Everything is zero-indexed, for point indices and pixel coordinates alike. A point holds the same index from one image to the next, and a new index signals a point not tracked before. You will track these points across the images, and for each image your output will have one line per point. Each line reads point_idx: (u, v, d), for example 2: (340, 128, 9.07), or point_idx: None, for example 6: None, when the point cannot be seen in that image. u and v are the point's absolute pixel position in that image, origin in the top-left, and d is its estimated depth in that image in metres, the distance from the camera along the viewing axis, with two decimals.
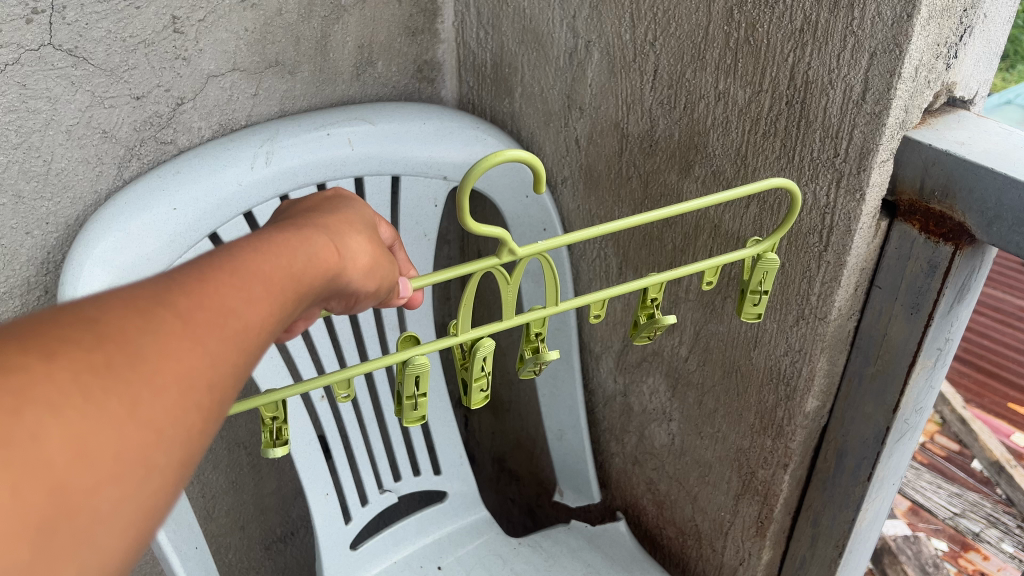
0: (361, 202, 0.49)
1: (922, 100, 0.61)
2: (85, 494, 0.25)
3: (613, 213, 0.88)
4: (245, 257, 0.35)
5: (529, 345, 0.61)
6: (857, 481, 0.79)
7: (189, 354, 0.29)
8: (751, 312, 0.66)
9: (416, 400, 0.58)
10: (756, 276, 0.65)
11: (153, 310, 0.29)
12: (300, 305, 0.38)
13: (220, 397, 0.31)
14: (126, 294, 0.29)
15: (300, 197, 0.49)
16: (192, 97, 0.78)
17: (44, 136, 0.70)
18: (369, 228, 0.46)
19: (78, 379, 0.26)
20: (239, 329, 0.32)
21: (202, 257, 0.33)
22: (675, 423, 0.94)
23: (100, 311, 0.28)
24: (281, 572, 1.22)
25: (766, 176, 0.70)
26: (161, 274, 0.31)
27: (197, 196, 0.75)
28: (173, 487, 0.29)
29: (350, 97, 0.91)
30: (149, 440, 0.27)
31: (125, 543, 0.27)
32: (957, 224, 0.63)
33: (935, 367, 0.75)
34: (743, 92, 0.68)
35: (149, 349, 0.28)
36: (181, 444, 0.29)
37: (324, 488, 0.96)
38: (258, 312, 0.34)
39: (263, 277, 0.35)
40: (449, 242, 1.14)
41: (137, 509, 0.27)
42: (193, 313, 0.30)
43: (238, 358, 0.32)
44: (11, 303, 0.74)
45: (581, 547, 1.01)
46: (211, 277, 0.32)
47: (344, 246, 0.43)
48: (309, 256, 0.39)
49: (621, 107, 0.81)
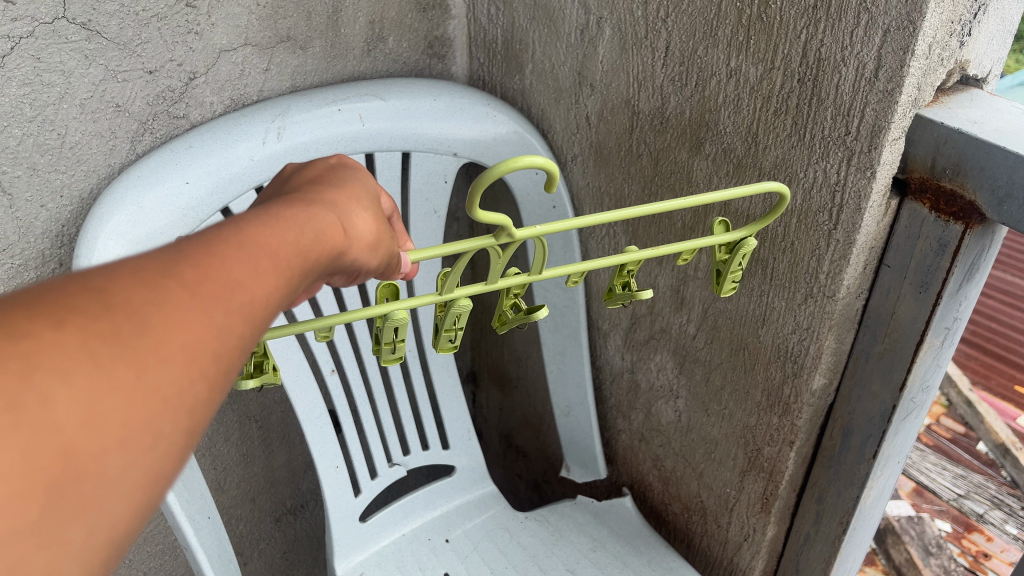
0: (366, 174, 0.49)
1: (935, 78, 0.61)
2: (91, 458, 0.26)
3: (622, 191, 0.89)
4: (252, 229, 0.35)
5: (507, 303, 0.61)
6: (862, 459, 0.80)
7: (196, 324, 0.30)
8: (728, 289, 0.66)
9: (394, 344, 0.59)
10: (735, 258, 0.64)
11: (161, 279, 0.29)
12: (306, 278, 0.38)
13: (226, 367, 0.31)
14: (136, 263, 0.29)
15: (304, 167, 0.50)
16: (204, 72, 0.78)
17: (58, 109, 0.70)
18: (374, 203, 0.47)
19: (86, 346, 0.26)
20: (246, 301, 0.32)
21: (211, 229, 0.34)
22: (682, 400, 0.94)
23: (109, 279, 0.28)
24: (291, 543, 1.24)
25: (776, 154, 0.70)
26: (171, 244, 0.32)
27: (209, 170, 0.75)
28: (180, 453, 0.29)
29: (361, 72, 0.91)
30: (157, 408, 0.28)
31: (132, 506, 0.28)
32: (967, 203, 0.63)
33: (943, 346, 0.75)
34: (755, 69, 0.68)
35: (156, 317, 0.28)
36: (187, 412, 0.29)
37: (334, 460, 0.97)
38: (266, 283, 0.34)
39: (269, 249, 0.35)
40: (458, 219, 1.14)
41: (143, 475, 0.28)
42: (201, 283, 0.30)
43: (245, 329, 0.32)
44: (26, 275, 0.75)
45: (587, 522, 1.02)
46: (219, 249, 0.32)
47: (349, 222, 0.43)
48: (314, 230, 0.39)
49: (632, 84, 0.81)
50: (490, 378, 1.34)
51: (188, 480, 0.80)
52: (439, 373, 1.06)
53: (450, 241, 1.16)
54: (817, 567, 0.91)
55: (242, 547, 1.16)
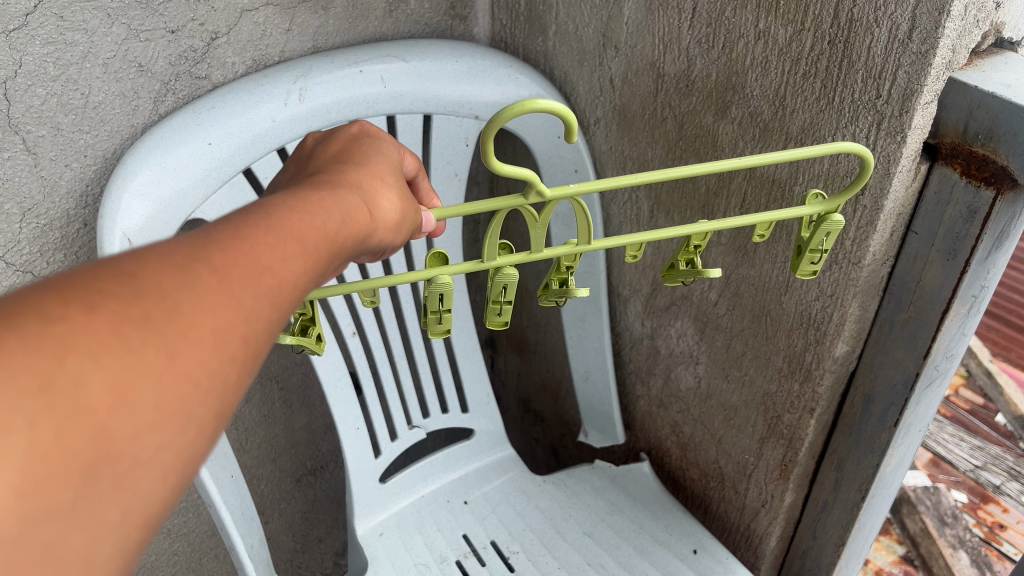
0: (389, 153, 0.50)
1: (970, 40, 0.60)
2: (126, 442, 0.26)
3: (646, 155, 0.88)
4: (278, 214, 0.35)
5: (558, 276, 0.61)
6: (883, 427, 0.80)
7: (225, 308, 0.30)
8: (806, 269, 0.64)
9: (440, 314, 0.59)
10: (818, 236, 0.62)
11: (190, 265, 0.30)
12: (333, 261, 0.39)
13: (253, 350, 0.32)
14: (163, 249, 0.30)
15: (326, 143, 0.50)
16: (226, 32, 0.78)
17: (82, 68, 0.70)
18: (398, 179, 0.48)
19: (117, 331, 0.26)
20: (274, 286, 0.33)
21: (237, 214, 0.34)
22: (702, 366, 0.94)
23: (137, 266, 0.28)
24: (311, 504, 1.26)
25: (804, 118, 0.69)
26: (197, 230, 0.32)
27: (231, 131, 0.75)
28: (210, 437, 0.30)
29: (382, 33, 0.91)
30: (188, 392, 0.28)
31: (163, 489, 0.28)
32: (999, 168, 0.61)
33: (968, 314, 0.75)
34: (784, 31, 0.67)
35: (185, 302, 0.29)
36: (217, 396, 0.30)
37: (355, 422, 0.98)
38: (292, 267, 0.34)
39: (297, 233, 0.35)
40: (479, 183, 1.14)
41: (176, 457, 0.28)
42: (229, 267, 0.31)
43: (271, 313, 0.33)
44: (51, 235, 0.75)
45: (604, 486, 1.03)
46: (247, 234, 0.33)
47: (375, 205, 0.43)
48: (341, 214, 0.40)
49: (658, 46, 0.80)
50: (510, 342, 1.35)
51: None
52: (458, 337, 1.06)
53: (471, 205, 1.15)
54: (834, 533, 0.91)
55: (263, 506, 1.17)
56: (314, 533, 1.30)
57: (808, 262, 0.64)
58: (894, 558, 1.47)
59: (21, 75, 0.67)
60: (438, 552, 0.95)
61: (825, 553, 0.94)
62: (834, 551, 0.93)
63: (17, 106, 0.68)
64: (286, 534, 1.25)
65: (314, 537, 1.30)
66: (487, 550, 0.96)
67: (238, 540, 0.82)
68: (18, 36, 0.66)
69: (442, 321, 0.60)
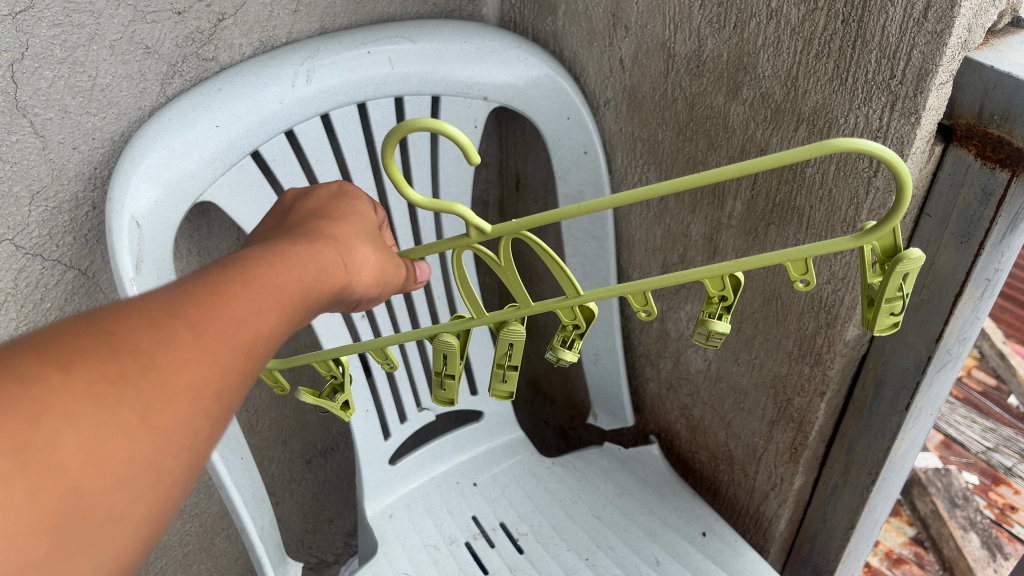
0: (363, 204, 0.54)
1: (986, 19, 0.59)
2: (98, 496, 0.29)
3: (656, 138, 0.87)
4: (252, 271, 0.40)
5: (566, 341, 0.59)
6: (894, 411, 0.80)
7: (199, 363, 0.34)
8: (884, 322, 0.48)
9: (443, 380, 0.62)
10: (895, 279, 0.45)
11: (169, 322, 0.34)
12: (307, 312, 0.43)
13: (226, 403, 0.36)
14: (141, 308, 0.34)
15: (306, 196, 0.54)
16: (232, 14, 0.77)
17: (89, 51, 0.70)
18: (373, 235, 0.52)
19: (93, 388, 0.30)
20: (248, 338, 0.37)
21: (216, 270, 0.38)
22: (712, 350, 0.94)
23: (116, 324, 0.32)
24: (322, 484, 1.27)
25: (816, 100, 0.68)
26: (177, 287, 0.36)
27: (239, 115, 0.75)
28: (180, 487, 0.33)
29: (390, 14, 0.90)
30: (159, 445, 0.32)
31: (135, 539, 0.31)
32: (1015, 150, 0.60)
33: (982, 298, 0.74)
34: (797, 10, 0.66)
35: (160, 357, 0.32)
36: (188, 448, 0.33)
37: (364, 405, 0.98)
38: (266, 321, 0.39)
39: (273, 287, 0.40)
40: (488, 165, 1.13)
41: (147, 506, 0.31)
42: (204, 323, 0.35)
43: (245, 365, 0.37)
44: (60, 218, 0.75)
45: (613, 469, 1.03)
46: (223, 290, 0.37)
47: (352, 258, 0.48)
48: (317, 268, 0.44)
49: (668, 26, 0.79)
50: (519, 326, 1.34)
51: None
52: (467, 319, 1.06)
53: (480, 187, 1.15)
54: (844, 516, 0.92)
55: (275, 487, 1.18)
56: (325, 513, 1.31)
57: (886, 314, 0.47)
58: (904, 539, 1.48)
59: (28, 57, 0.67)
60: (448, 533, 0.96)
61: (835, 536, 0.95)
62: (843, 534, 0.93)
63: (25, 89, 0.68)
64: (297, 514, 1.26)
65: (325, 518, 1.31)
66: (496, 531, 0.96)
67: (248, 520, 0.82)
68: (24, 18, 0.65)
69: (445, 387, 0.62)
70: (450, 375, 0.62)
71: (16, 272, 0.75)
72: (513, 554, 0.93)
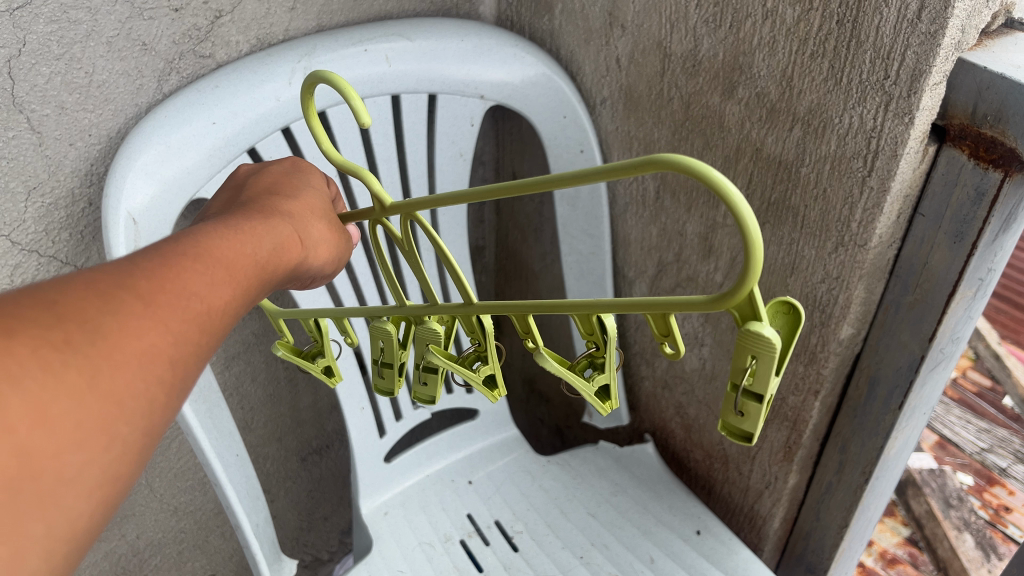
0: (318, 178, 0.55)
1: (981, 20, 0.59)
2: (49, 460, 0.29)
3: (651, 135, 0.87)
4: (204, 245, 0.40)
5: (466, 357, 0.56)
6: (887, 410, 0.80)
7: (150, 330, 0.34)
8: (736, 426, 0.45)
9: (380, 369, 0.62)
10: (742, 358, 0.41)
11: (118, 292, 0.34)
12: (262, 286, 0.44)
13: (182, 371, 0.36)
14: (89, 278, 0.34)
15: (260, 171, 0.54)
16: (229, 11, 0.77)
17: (85, 47, 0.70)
18: (327, 212, 0.52)
19: (40, 352, 0.30)
20: (203, 309, 0.38)
21: (169, 243, 0.39)
22: (707, 348, 0.94)
23: (63, 293, 0.32)
24: (317, 482, 1.27)
25: (811, 100, 0.68)
26: (127, 258, 0.36)
27: (235, 111, 0.75)
28: (134, 454, 0.34)
29: (387, 13, 0.91)
30: (111, 411, 0.32)
31: (88, 505, 0.32)
32: (1008, 150, 0.60)
33: (975, 298, 0.74)
34: (792, 10, 0.66)
35: (109, 324, 0.33)
36: (141, 415, 0.34)
37: (360, 402, 0.98)
38: (220, 294, 0.39)
39: (227, 262, 0.40)
40: (484, 163, 1.13)
41: (99, 471, 0.32)
42: (155, 293, 0.35)
43: (200, 335, 0.37)
44: (57, 214, 0.75)
45: (608, 467, 1.03)
46: (176, 262, 0.37)
47: (307, 235, 0.49)
48: (272, 244, 0.45)
49: (665, 25, 0.79)
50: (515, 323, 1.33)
51: (217, 417, 0.81)
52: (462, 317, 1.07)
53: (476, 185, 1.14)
54: (838, 515, 0.92)
55: (270, 484, 1.19)
56: (320, 511, 1.31)
57: (735, 408, 0.44)
58: (899, 540, 1.48)
59: (25, 53, 0.67)
60: (442, 531, 0.96)
61: (829, 534, 0.95)
62: (837, 533, 0.94)
63: (22, 85, 0.68)
64: (292, 512, 1.26)
65: (320, 515, 1.31)
66: (491, 529, 0.96)
67: (242, 517, 0.82)
68: (22, 14, 0.65)
69: (382, 376, 0.62)
70: (386, 364, 0.61)
71: (12, 268, 0.75)
72: (507, 552, 0.93)
